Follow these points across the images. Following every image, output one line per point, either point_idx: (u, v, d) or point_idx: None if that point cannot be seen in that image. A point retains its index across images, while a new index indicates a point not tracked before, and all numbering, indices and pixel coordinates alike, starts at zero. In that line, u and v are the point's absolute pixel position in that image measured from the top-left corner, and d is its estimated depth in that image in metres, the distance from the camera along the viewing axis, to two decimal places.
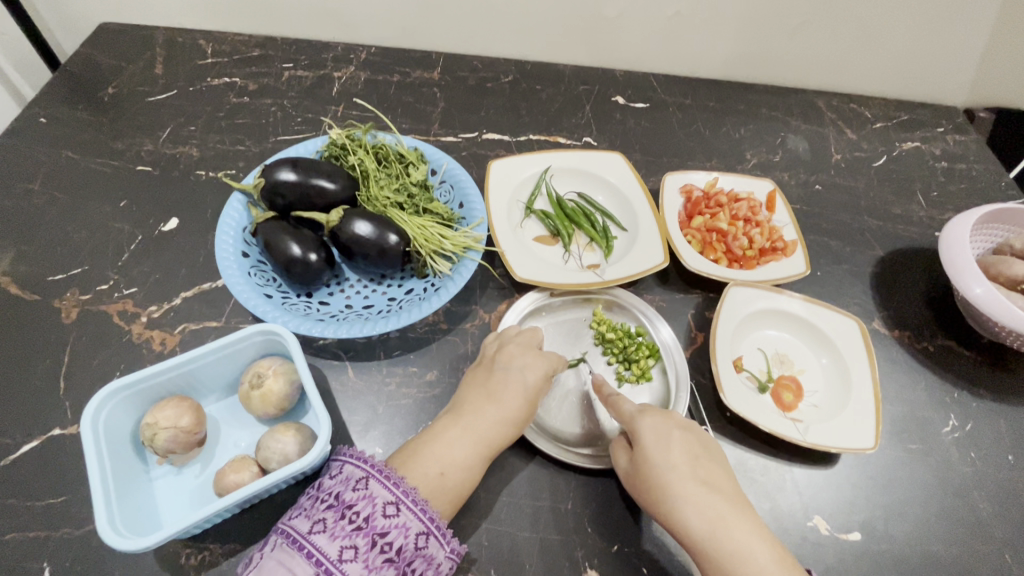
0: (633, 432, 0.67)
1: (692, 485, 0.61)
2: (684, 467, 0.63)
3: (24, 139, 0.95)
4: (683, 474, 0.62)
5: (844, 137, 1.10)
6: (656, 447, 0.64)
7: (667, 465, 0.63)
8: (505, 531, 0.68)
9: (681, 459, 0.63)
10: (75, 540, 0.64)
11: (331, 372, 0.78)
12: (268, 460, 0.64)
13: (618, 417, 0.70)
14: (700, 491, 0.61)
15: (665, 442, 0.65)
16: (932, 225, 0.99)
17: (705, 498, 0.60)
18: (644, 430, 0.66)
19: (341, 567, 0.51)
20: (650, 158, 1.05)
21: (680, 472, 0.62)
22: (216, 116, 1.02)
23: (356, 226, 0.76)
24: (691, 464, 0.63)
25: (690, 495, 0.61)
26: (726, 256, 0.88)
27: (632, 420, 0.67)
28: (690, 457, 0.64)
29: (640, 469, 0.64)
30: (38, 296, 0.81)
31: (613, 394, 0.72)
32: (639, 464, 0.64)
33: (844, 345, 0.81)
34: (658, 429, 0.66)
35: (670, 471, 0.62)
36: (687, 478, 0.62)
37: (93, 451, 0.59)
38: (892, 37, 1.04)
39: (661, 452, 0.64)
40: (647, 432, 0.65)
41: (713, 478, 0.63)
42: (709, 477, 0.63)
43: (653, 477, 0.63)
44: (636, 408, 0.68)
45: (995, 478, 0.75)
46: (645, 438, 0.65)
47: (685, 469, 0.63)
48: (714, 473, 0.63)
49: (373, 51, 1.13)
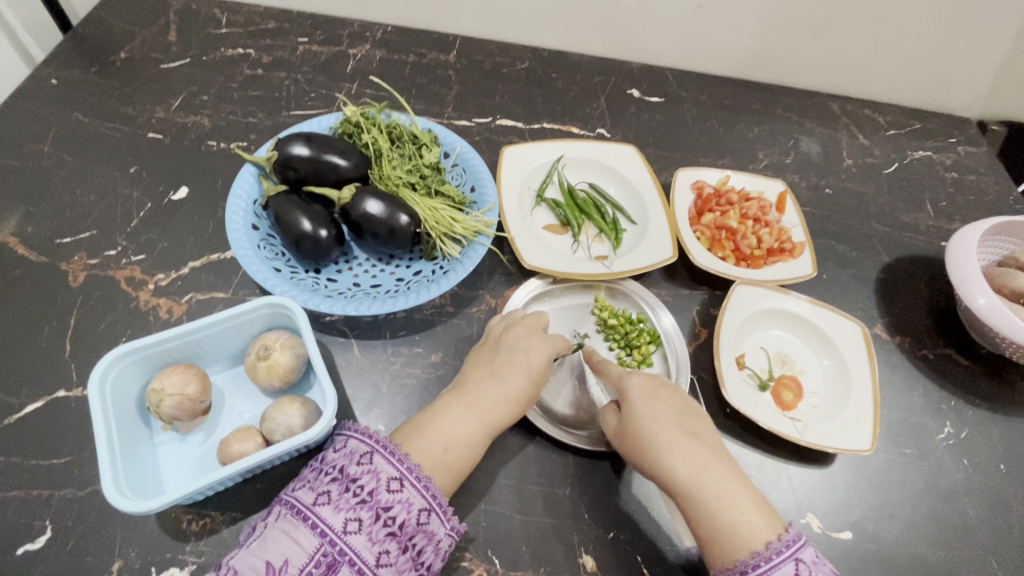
0: (622, 390, 0.68)
1: (678, 435, 0.62)
2: (671, 420, 0.64)
3: (35, 100, 0.95)
4: (669, 426, 0.63)
5: (857, 142, 1.11)
6: (644, 401, 0.65)
7: (655, 417, 0.64)
8: (502, 513, 0.68)
9: (668, 413, 0.65)
10: (78, 501, 0.64)
11: (337, 348, 0.78)
12: (272, 431, 0.64)
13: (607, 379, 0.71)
14: (685, 441, 0.62)
15: (654, 397, 0.66)
16: (938, 235, 1.00)
17: (690, 447, 0.61)
18: (633, 387, 0.67)
19: (345, 538, 0.52)
20: (662, 153, 1.05)
21: (666, 423, 0.63)
22: (229, 87, 1.01)
23: (368, 205, 0.77)
24: (676, 418, 0.64)
25: (676, 443, 0.62)
26: (734, 254, 0.89)
27: (620, 381, 0.69)
28: (676, 412, 0.65)
29: (626, 424, 0.65)
30: (45, 258, 0.81)
31: (602, 359, 0.73)
32: (627, 418, 0.65)
33: (845, 348, 0.82)
34: (646, 386, 0.67)
35: (657, 423, 0.63)
36: (672, 429, 0.63)
37: (100, 413, 0.59)
38: (910, 44, 1.04)
39: (649, 406, 0.65)
40: (635, 390, 0.67)
41: (698, 432, 0.64)
42: (694, 431, 0.64)
43: (640, 429, 0.63)
44: (625, 370, 0.70)
45: (985, 485, 0.76)
46: (633, 394, 0.66)
47: (671, 422, 0.64)
48: (699, 428, 0.65)
49: (389, 30, 1.12)
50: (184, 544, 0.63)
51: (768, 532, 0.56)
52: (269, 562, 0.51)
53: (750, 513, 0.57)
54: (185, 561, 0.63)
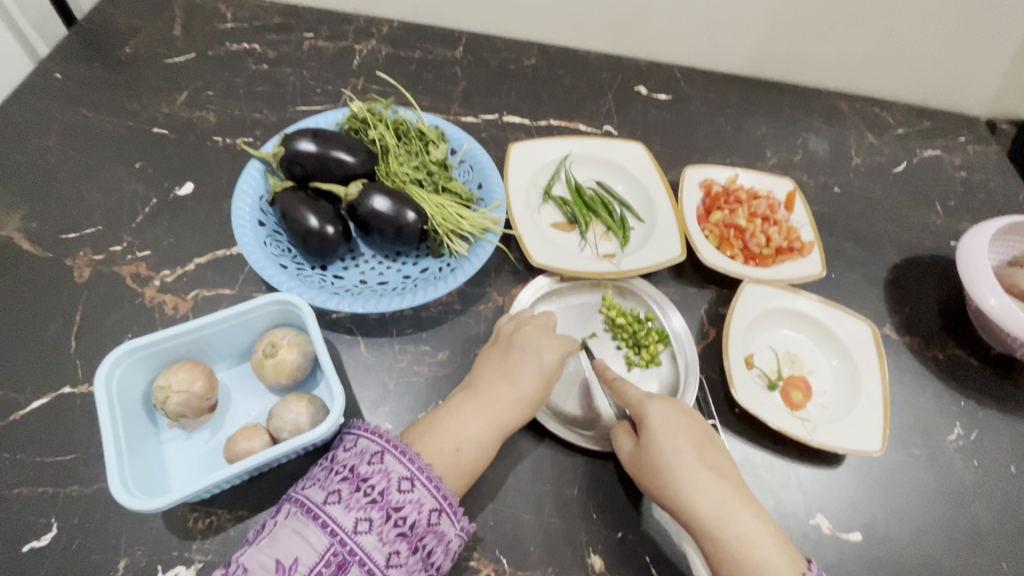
0: (640, 417, 0.66)
1: (698, 470, 0.62)
2: (691, 452, 0.63)
3: (39, 95, 0.94)
4: (689, 459, 0.62)
5: (865, 141, 1.10)
6: (664, 432, 0.64)
7: (675, 449, 0.63)
8: (511, 513, 0.68)
9: (688, 445, 0.64)
10: (84, 498, 0.64)
11: (343, 346, 0.78)
12: (280, 429, 0.64)
13: (623, 401, 0.69)
14: (706, 476, 0.61)
15: (673, 426, 0.65)
16: (947, 234, 0.99)
17: (711, 483, 0.61)
18: (652, 414, 0.65)
19: (355, 538, 0.52)
20: (670, 150, 1.04)
21: (687, 456, 0.63)
22: (235, 82, 1.01)
23: (375, 202, 0.76)
24: (696, 450, 0.64)
25: (697, 479, 0.61)
26: (742, 253, 0.88)
27: (638, 407, 0.67)
28: (695, 442, 0.64)
29: (645, 454, 0.64)
30: (50, 254, 0.80)
31: (617, 378, 0.72)
32: (645, 448, 0.64)
33: (855, 348, 0.81)
34: (666, 414, 0.66)
35: (677, 455, 0.63)
36: (693, 463, 0.62)
37: (106, 410, 0.59)
38: (920, 42, 1.03)
39: (669, 437, 0.64)
40: (654, 417, 0.65)
41: (716, 464, 0.64)
42: (713, 462, 0.63)
43: (660, 461, 0.62)
44: (642, 394, 0.68)
45: (996, 487, 0.76)
46: (653, 423, 0.65)
47: (691, 454, 0.63)
48: (717, 459, 0.64)
49: (395, 26, 1.11)
50: (190, 542, 0.63)
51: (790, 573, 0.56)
52: (279, 561, 0.50)
53: (771, 554, 0.57)
54: (191, 559, 0.62)
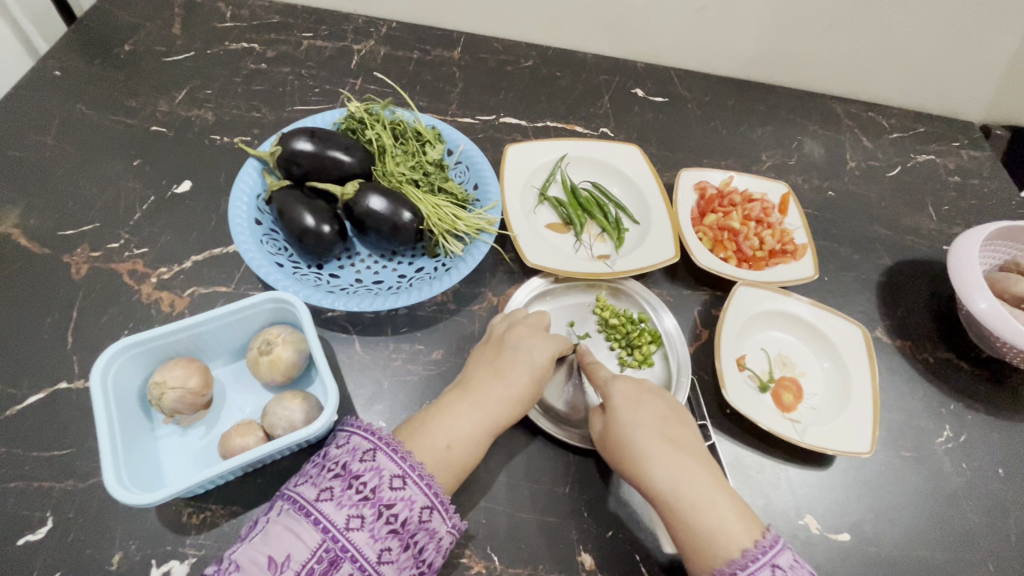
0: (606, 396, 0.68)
1: (657, 441, 0.62)
2: (651, 425, 0.64)
3: (38, 91, 0.94)
4: (649, 431, 0.63)
5: (860, 145, 1.11)
6: (626, 407, 0.66)
7: (636, 423, 0.64)
8: (502, 511, 0.69)
9: (649, 419, 0.64)
10: (79, 493, 0.64)
11: (339, 344, 0.78)
12: (274, 426, 0.64)
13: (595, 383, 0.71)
14: (665, 447, 0.62)
15: (636, 402, 0.66)
16: (940, 239, 1.00)
17: (671, 454, 0.61)
18: (615, 391, 0.67)
19: (347, 535, 0.52)
20: (666, 153, 1.05)
21: (646, 428, 0.63)
22: (233, 81, 1.01)
23: (370, 202, 0.76)
24: (658, 424, 0.64)
25: (655, 451, 0.61)
26: (736, 255, 0.89)
27: (605, 386, 0.69)
28: (658, 416, 0.65)
29: (609, 430, 0.65)
30: (48, 250, 0.81)
31: (593, 362, 0.74)
32: (609, 424, 0.65)
33: (846, 350, 0.82)
34: (629, 391, 0.67)
35: (637, 429, 0.63)
36: (653, 435, 0.63)
37: (102, 406, 0.59)
38: (915, 47, 1.04)
39: (630, 412, 0.65)
40: (617, 395, 0.67)
41: (680, 436, 0.64)
42: (676, 435, 0.64)
43: (622, 436, 0.64)
44: (611, 374, 0.70)
45: (984, 489, 0.77)
46: (615, 400, 0.66)
47: (652, 428, 0.64)
48: (681, 432, 0.64)
49: (393, 26, 1.11)
50: (184, 537, 0.63)
51: (745, 538, 0.56)
52: (272, 558, 0.51)
53: (726, 520, 0.57)
54: (185, 554, 0.63)
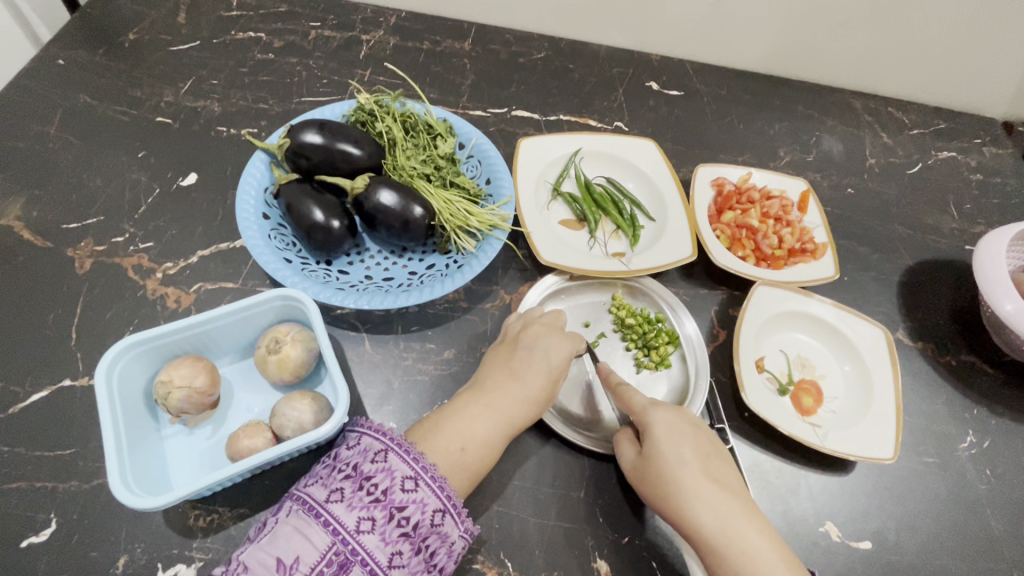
0: (644, 425, 0.65)
1: (703, 481, 0.60)
2: (696, 464, 0.61)
3: (41, 81, 0.92)
4: (694, 469, 0.61)
5: (880, 141, 1.08)
6: (670, 442, 0.63)
7: (679, 460, 0.61)
8: (516, 515, 0.67)
9: (693, 455, 0.62)
10: (83, 493, 0.63)
11: (348, 343, 0.77)
12: (283, 427, 0.63)
13: (628, 408, 0.68)
14: (711, 489, 0.60)
15: (678, 436, 0.63)
16: (962, 238, 0.98)
17: (717, 497, 0.59)
18: (657, 422, 0.64)
19: (358, 538, 0.51)
20: (681, 148, 1.03)
21: (691, 466, 0.61)
22: (239, 71, 0.99)
23: (381, 196, 0.74)
24: (702, 462, 0.62)
25: (702, 493, 0.59)
26: (754, 254, 0.87)
27: (643, 414, 0.65)
28: (701, 453, 0.63)
29: (648, 464, 0.63)
30: (50, 243, 0.79)
31: (621, 384, 0.70)
32: (649, 457, 0.63)
33: (867, 353, 0.80)
34: (671, 422, 0.64)
35: (682, 467, 0.61)
36: (698, 475, 0.61)
37: (107, 405, 0.58)
38: (938, 41, 1.01)
39: (674, 448, 0.62)
40: (659, 426, 0.64)
41: (723, 475, 0.62)
42: (719, 475, 0.62)
43: (664, 471, 0.61)
44: (648, 401, 0.67)
45: (1008, 497, 0.75)
46: (657, 432, 0.63)
47: (697, 467, 0.61)
48: (724, 472, 0.62)
49: (403, 16, 1.09)
50: (191, 540, 0.62)
51: None
52: (280, 560, 0.49)
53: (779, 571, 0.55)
54: (192, 557, 0.61)
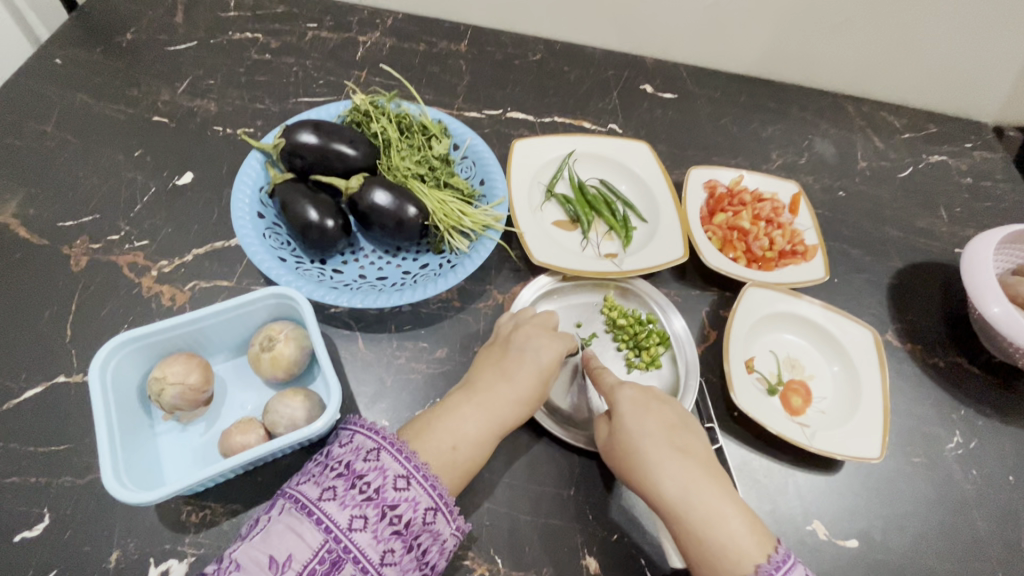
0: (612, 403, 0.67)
1: (666, 450, 0.61)
2: (660, 434, 0.63)
3: (39, 80, 0.93)
4: (657, 439, 0.62)
5: (872, 145, 1.09)
6: (634, 415, 0.64)
7: (643, 431, 0.63)
8: (507, 512, 0.68)
9: (656, 427, 0.63)
10: (76, 489, 0.63)
11: (341, 341, 0.77)
12: (275, 424, 0.63)
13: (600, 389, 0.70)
14: (674, 457, 0.61)
15: (643, 410, 0.65)
16: (952, 241, 0.99)
17: (680, 464, 0.60)
18: (622, 398, 0.66)
19: (350, 535, 0.51)
20: (675, 150, 1.03)
21: (655, 437, 0.62)
22: (236, 72, 1.00)
23: (375, 196, 0.75)
24: (666, 433, 0.63)
25: (665, 461, 0.60)
26: (745, 255, 0.87)
27: (611, 392, 0.68)
28: (666, 425, 0.64)
29: (615, 438, 0.64)
30: (46, 241, 0.80)
31: (599, 367, 0.72)
32: (616, 432, 0.64)
33: (856, 354, 0.81)
34: (635, 398, 0.66)
35: (646, 438, 0.62)
36: (661, 445, 0.62)
37: (100, 401, 0.58)
38: (930, 46, 1.02)
39: (638, 420, 0.64)
40: (624, 402, 0.66)
41: (688, 445, 0.63)
42: (684, 445, 0.62)
43: (629, 444, 0.63)
44: (617, 380, 0.69)
45: (994, 497, 0.76)
46: (621, 407, 0.65)
47: (661, 437, 0.62)
48: (690, 441, 0.63)
49: (400, 17, 1.09)
50: (183, 536, 0.62)
51: (759, 552, 0.55)
52: (273, 557, 0.50)
53: (740, 533, 0.56)
54: (184, 553, 0.62)
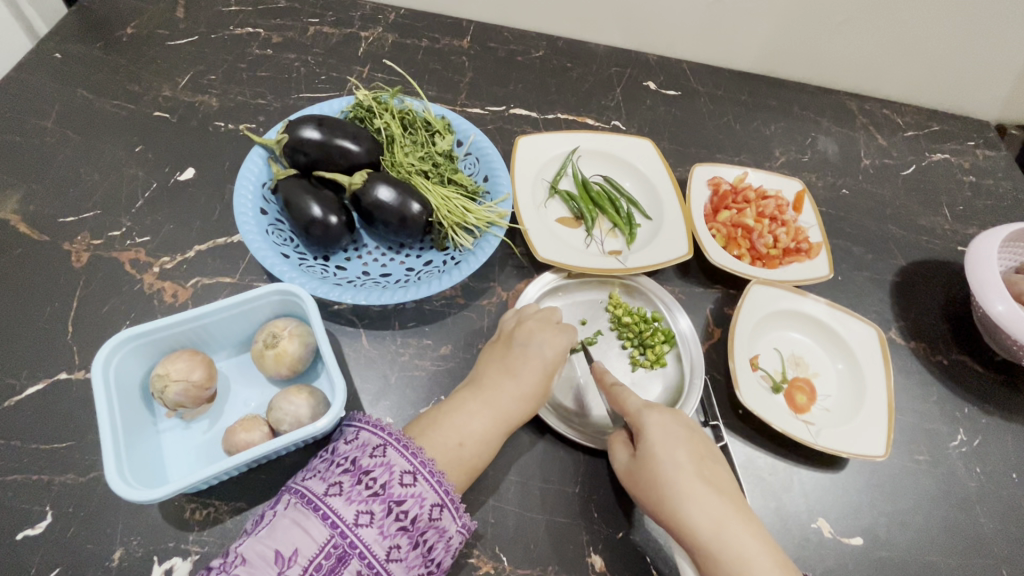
0: (637, 428, 0.65)
1: (698, 485, 0.60)
2: (690, 466, 0.61)
3: (38, 74, 0.92)
4: (687, 472, 0.61)
5: (875, 143, 1.09)
6: (664, 445, 0.62)
7: (673, 463, 0.61)
8: (512, 510, 0.67)
9: (687, 458, 0.62)
10: (79, 486, 0.63)
11: (345, 338, 0.77)
12: (279, 422, 0.63)
13: (621, 410, 0.68)
14: (706, 492, 0.59)
15: (672, 438, 0.63)
16: (955, 239, 0.99)
17: (712, 502, 0.59)
18: (650, 425, 0.64)
19: (356, 531, 0.51)
20: (678, 147, 1.03)
21: (685, 469, 0.61)
22: (238, 67, 0.99)
23: (379, 192, 0.75)
24: (696, 464, 0.62)
25: (697, 496, 0.59)
26: (749, 253, 0.87)
27: (637, 416, 0.65)
28: (695, 455, 0.62)
29: (641, 466, 0.62)
30: (47, 237, 0.79)
31: (616, 384, 0.70)
32: (642, 460, 0.63)
33: (860, 352, 0.81)
34: (665, 426, 0.64)
35: (676, 470, 0.61)
36: (691, 478, 0.60)
37: (104, 399, 0.58)
38: (934, 43, 1.02)
39: (668, 450, 0.62)
40: (653, 429, 0.64)
41: (717, 478, 0.62)
42: (713, 477, 0.61)
43: (658, 474, 0.61)
44: (642, 403, 0.67)
45: (997, 494, 0.76)
46: (650, 434, 0.63)
47: (691, 470, 0.61)
48: (719, 475, 0.62)
49: (401, 13, 1.09)
50: (187, 533, 0.62)
51: None
52: (278, 552, 0.49)
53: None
54: (188, 551, 0.61)
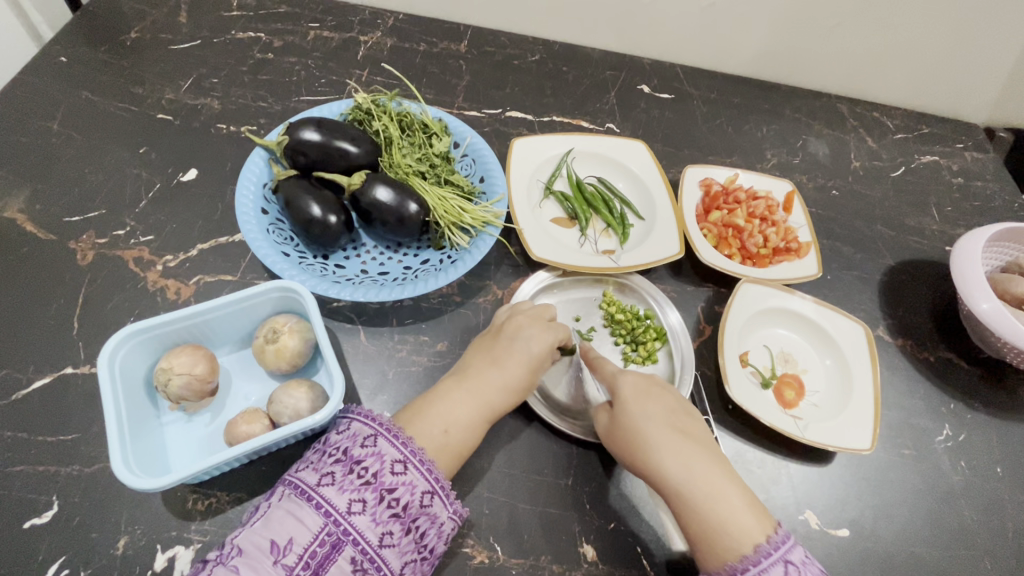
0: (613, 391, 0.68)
1: (669, 434, 0.63)
2: (661, 418, 0.65)
3: (44, 77, 0.94)
4: (659, 423, 0.64)
5: (865, 145, 1.11)
6: (637, 401, 0.66)
7: (645, 415, 0.65)
8: (505, 501, 0.69)
9: (658, 410, 0.65)
10: (84, 477, 0.65)
11: (343, 334, 0.78)
12: (279, 414, 0.64)
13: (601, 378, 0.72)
14: (676, 440, 0.63)
15: (645, 396, 0.67)
16: (942, 239, 1.00)
17: (682, 448, 0.62)
18: (624, 385, 0.68)
19: (349, 519, 0.53)
20: (671, 149, 1.05)
21: (657, 421, 0.64)
22: (239, 70, 1.01)
23: (378, 192, 0.77)
24: (667, 416, 0.65)
25: (668, 443, 0.62)
26: (740, 252, 0.89)
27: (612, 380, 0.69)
28: (668, 410, 0.66)
29: (617, 423, 0.66)
30: (52, 235, 0.81)
31: (599, 357, 0.74)
32: (617, 417, 0.66)
33: (847, 348, 0.82)
34: (638, 385, 0.68)
35: (648, 421, 0.64)
36: (663, 428, 0.64)
37: (109, 391, 0.59)
38: (922, 47, 1.04)
39: (640, 405, 0.66)
40: (626, 388, 0.67)
41: (689, 429, 0.65)
42: (684, 428, 0.65)
43: (632, 427, 0.64)
44: (618, 368, 0.70)
45: (982, 488, 0.77)
46: (623, 393, 0.67)
47: (663, 421, 0.64)
48: (691, 427, 0.65)
49: (401, 18, 1.11)
50: (189, 523, 0.64)
51: (759, 530, 0.57)
52: (274, 541, 0.51)
53: (739, 510, 0.58)
54: (190, 540, 0.63)
